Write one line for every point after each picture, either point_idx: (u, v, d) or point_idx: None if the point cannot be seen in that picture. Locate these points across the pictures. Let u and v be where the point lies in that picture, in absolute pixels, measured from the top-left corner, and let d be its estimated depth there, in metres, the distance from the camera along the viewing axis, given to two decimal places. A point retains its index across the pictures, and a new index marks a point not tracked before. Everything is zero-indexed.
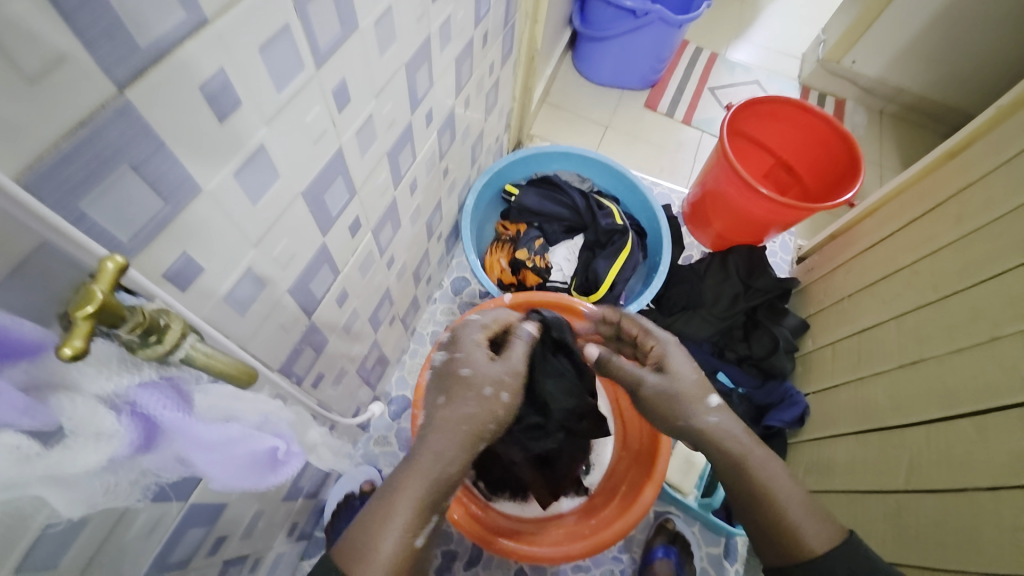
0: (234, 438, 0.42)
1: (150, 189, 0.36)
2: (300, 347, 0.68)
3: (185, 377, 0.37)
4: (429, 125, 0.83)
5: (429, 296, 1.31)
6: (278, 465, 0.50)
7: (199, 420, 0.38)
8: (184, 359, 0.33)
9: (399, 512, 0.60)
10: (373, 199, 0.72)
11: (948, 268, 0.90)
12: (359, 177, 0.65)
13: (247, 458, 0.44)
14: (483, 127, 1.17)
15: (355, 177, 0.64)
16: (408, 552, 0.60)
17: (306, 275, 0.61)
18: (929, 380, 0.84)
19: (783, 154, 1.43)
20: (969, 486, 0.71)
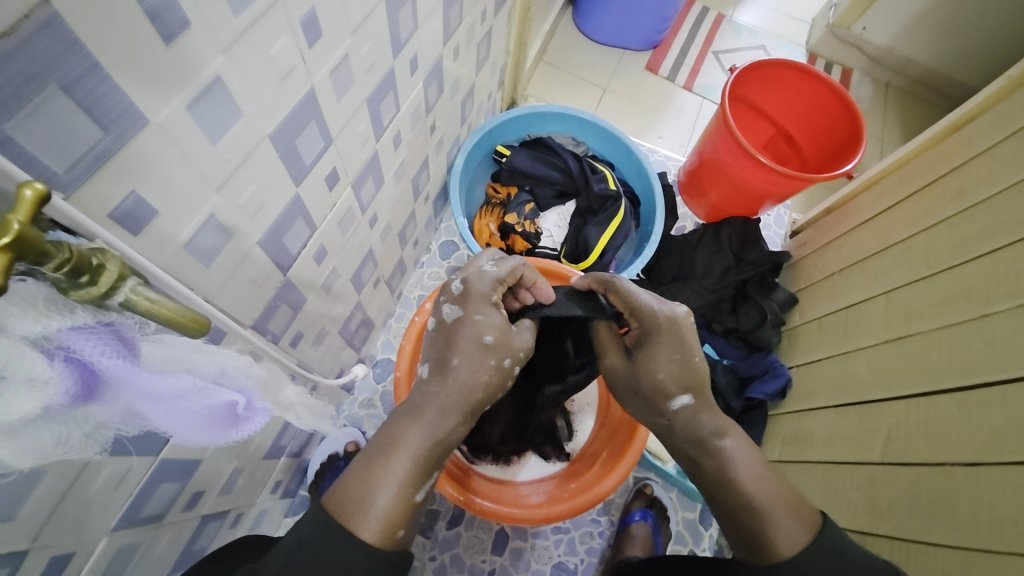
0: (188, 391, 0.40)
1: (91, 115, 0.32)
2: (276, 305, 0.66)
3: (126, 324, 0.35)
4: (415, 74, 0.78)
5: (417, 260, 1.28)
6: (240, 421, 0.49)
7: (145, 369, 0.36)
8: (125, 303, 0.32)
9: (394, 461, 0.61)
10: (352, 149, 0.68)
11: (942, 243, 0.88)
12: (336, 124, 0.61)
13: (203, 413, 0.43)
14: (474, 83, 1.12)
15: (331, 125, 0.60)
16: (407, 507, 0.59)
17: (278, 228, 0.58)
18: (913, 356, 0.83)
19: (785, 124, 1.39)
20: (945, 460, 0.71)
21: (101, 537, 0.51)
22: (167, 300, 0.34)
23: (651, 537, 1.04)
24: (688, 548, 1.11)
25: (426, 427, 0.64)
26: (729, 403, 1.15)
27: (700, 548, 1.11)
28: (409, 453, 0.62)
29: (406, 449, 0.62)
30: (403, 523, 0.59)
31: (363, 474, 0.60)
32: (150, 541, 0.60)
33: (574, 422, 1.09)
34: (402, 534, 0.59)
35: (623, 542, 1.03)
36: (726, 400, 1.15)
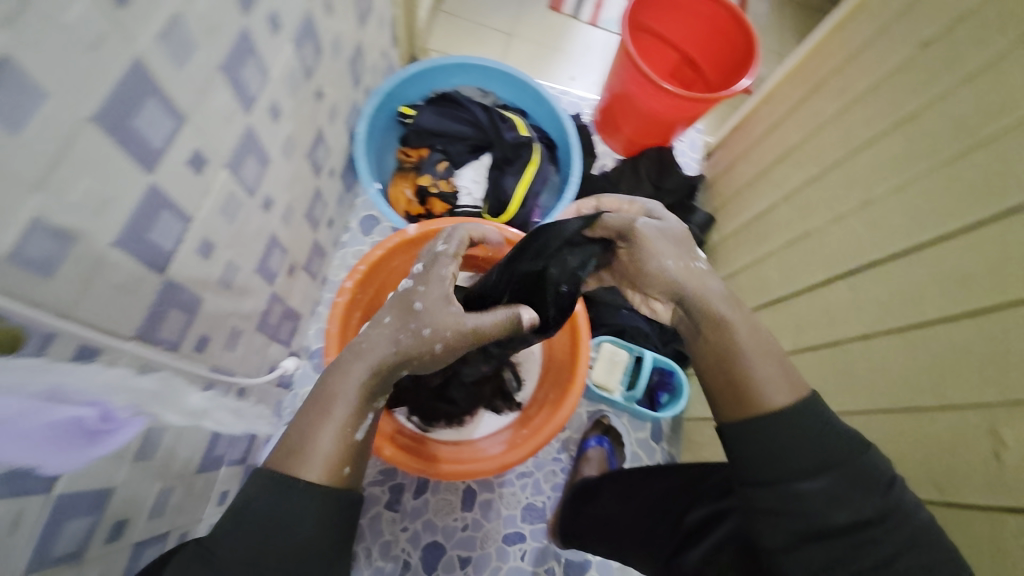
0: (16, 414, 0.41)
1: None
2: (163, 310, 0.60)
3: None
4: (280, 34, 0.71)
5: (336, 240, 1.21)
6: (100, 436, 0.51)
7: None
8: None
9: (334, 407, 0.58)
10: (217, 126, 0.61)
11: (830, 141, 0.95)
12: (186, 98, 0.54)
13: (47, 436, 0.44)
14: (361, 40, 1.03)
15: (179, 99, 0.53)
16: (351, 447, 0.58)
17: (138, 225, 0.52)
18: (815, 252, 0.91)
19: (687, 50, 1.40)
20: (849, 338, 0.79)
21: None
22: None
23: (607, 459, 1.10)
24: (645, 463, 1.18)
25: (363, 368, 0.59)
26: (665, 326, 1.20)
27: (655, 460, 1.19)
28: (347, 401, 0.58)
29: (339, 398, 0.58)
30: (349, 462, 0.57)
31: (298, 431, 0.57)
32: None
33: (519, 372, 1.10)
34: (350, 471, 0.57)
35: (580, 468, 1.09)
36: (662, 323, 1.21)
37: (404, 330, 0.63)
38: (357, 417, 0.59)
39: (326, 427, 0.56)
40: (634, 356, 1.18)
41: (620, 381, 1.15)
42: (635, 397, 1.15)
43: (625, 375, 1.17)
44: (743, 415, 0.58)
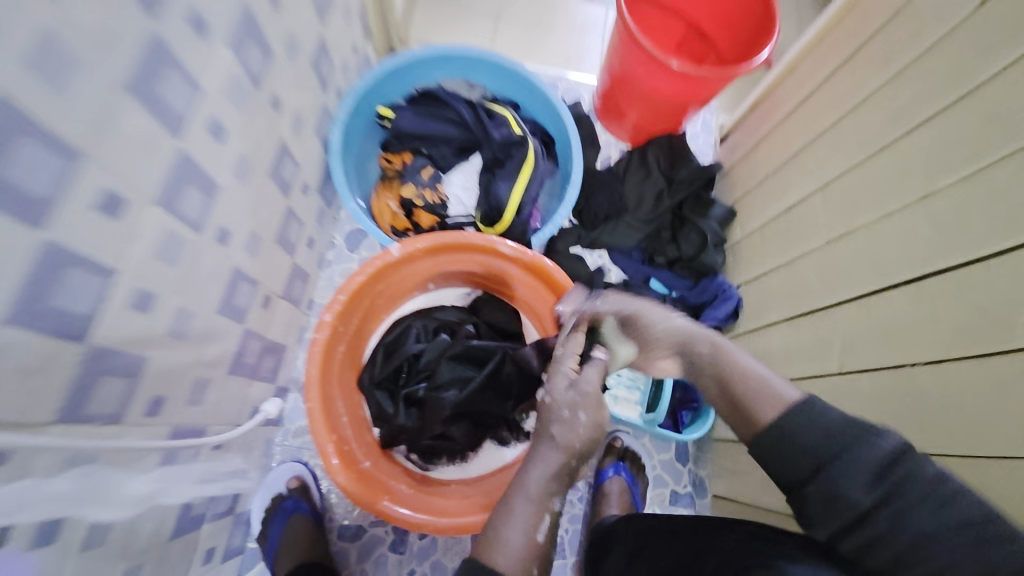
0: None
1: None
2: (91, 382, 0.51)
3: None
4: (211, 40, 0.59)
5: (320, 260, 1.11)
6: None
7: None
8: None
9: (526, 488, 0.59)
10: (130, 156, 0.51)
11: (874, 120, 0.80)
12: (83, 132, 0.44)
13: None
14: (323, 37, 0.92)
15: (74, 136, 0.43)
16: (535, 549, 0.56)
17: (33, 293, 0.43)
18: (860, 253, 0.77)
19: (694, 17, 1.23)
20: (905, 361, 0.66)
21: None
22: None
23: (628, 489, 1.00)
24: (670, 488, 1.09)
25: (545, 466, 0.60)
26: None
27: (681, 485, 1.09)
28: (532, 498, 0.59)
29: (531, 495, 0.59)
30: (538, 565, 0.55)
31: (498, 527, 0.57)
32: None
33: None
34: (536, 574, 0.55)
35: (598, 502, 0.99)
36: None
37: (551, 441, 0.62)
38: (542, 512, 0.58)
39: (515, 525, 0.56)
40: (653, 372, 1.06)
41: (639, 400, 1.07)
42: (658, 421, 1.02)
43: (644, 394, 1.07)
44: (756, 428, 0.54)
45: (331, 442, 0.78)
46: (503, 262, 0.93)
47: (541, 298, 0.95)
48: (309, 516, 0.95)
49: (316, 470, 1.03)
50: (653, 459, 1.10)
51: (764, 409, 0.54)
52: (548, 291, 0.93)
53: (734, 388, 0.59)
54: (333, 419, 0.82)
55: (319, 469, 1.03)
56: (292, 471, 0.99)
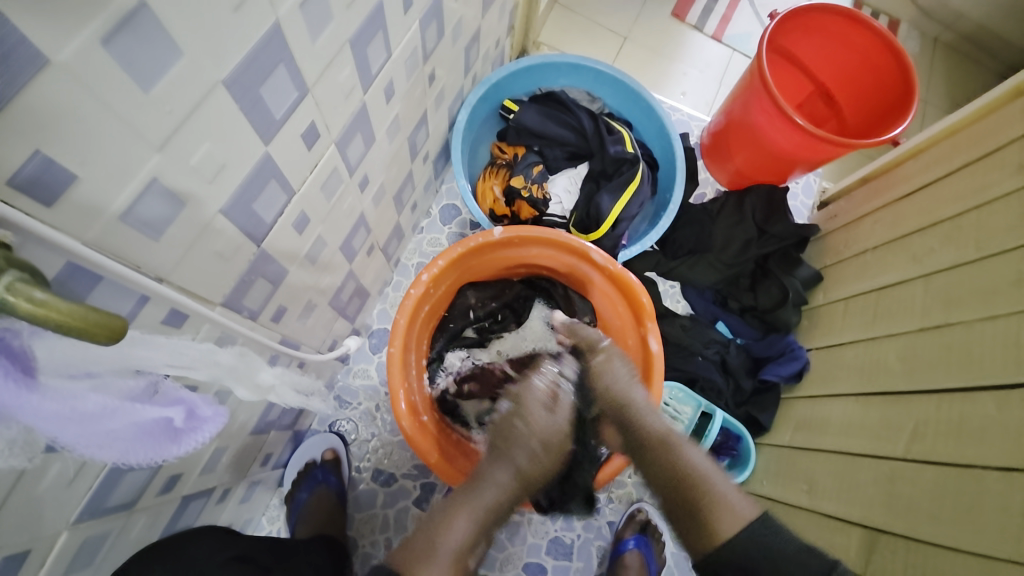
0: (100, 410, 0.36)
1: (122, 377, 0.39)
2: (251, 279, 0.58)
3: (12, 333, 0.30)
4: (409, 13, 0.68)
5: (415, 225, 1.19)
6: (182, 435, 0.44)
7: (37, 390, 0.32)
8: (4, 304, 0.27)
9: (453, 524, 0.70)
10: None
11: (998, 223, 0.80)
12: (325, 76, 0.54)
13: (130, 425, 0.39)
14: (480, 26, 1.00)
15: (318, 78, 0.53)
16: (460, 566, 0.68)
17: (246, 192, 0.50)
18: (953, 348, 0.78)
19: (826, 81, 1.22)
20: (977, 464, 0.68)
21: (61, 531, 0.46)
22: (61, 299, 0.28)
23: (645, 564, 1.02)
24: None
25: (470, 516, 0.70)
26: (740, 384, 1.12)
27: None
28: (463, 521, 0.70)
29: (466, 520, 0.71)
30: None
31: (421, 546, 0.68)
32: (122, 529, 0.56)
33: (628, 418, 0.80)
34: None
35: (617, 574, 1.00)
36: (737, 380, 1.12)
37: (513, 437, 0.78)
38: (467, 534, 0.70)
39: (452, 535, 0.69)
40: (700, 410, 1.08)
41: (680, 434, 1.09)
42: None
43: (686, 428, 1.07)
44: None
45: (401, 395, 0.85)
46: (589, 268, 0.98)
47: (617, 311, 0.99)
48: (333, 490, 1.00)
49: (364, 413, 1.09)
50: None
51: (739, 512, 0.67)
52: (625, 306, 0.97)
53: (687, 479, 0.71)
54: (406, 371, 0.89)
55: (367, 413, 1.09)
56: (330, 444, 1.04)
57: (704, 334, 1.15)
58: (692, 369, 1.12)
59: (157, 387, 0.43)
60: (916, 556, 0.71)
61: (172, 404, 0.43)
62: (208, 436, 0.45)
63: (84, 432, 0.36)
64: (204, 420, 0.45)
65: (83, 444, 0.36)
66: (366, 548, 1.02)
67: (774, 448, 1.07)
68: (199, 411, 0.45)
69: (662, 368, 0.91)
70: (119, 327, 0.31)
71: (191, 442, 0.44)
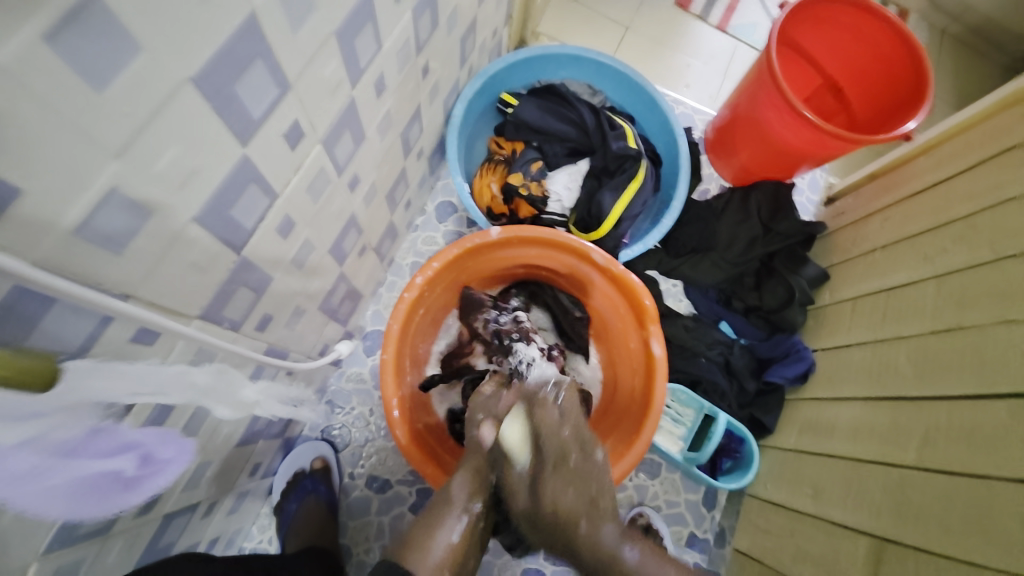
0: (52, 469, 0.36)
1: (62, 428, 0.36)
2: (232, 288, 0.55)
3: None
4: (400, 2, 0.63)
5: (409, 223, 1.15)
6: (139, 482, 0.45)
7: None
8: None
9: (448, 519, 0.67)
10: None
11: (1013, 223, 0.77)
12: (309, 73, 0.50)
13: (86, 482, 0.39)
14: (476, 15, 0.95)
15: (302, 76, 0.49)
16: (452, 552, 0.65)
17: (222, 198, 0.46)
18: (965, 352, 0.76)
19: (834, 73, 1.18)
20: (988, 473, 0.66)
21: (29, 563, 0.43)
22: None
23: None
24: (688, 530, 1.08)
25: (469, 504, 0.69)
26: (744, 387, 1.09)
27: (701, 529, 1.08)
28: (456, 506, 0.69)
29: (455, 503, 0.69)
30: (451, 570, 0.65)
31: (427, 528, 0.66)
32: (98, 554, 0.53)
33: None
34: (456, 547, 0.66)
35: None
36: (741, 382, 1.09)
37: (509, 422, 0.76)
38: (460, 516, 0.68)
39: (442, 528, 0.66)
40: (703, 412, 1.07)
41: (684, 437, 1.07)
42: (698, 461, 1.04)
43: (689, 431, 1.07)
44: None
45: (394, 400, 0.81)
46: (589, 268, 0.94)
47: (619, 312, 0.95)
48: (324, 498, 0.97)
49: (357, 418, 1.06)
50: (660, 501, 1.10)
51: None
52: (627, 308, 0.93)
53: None
54: (401, 376, 0.86)
55: (360, 418, 1.06)
56: (320, 452, 1.02)
57: (707, 335, 1.12)
58: (695, 372, 1.09)
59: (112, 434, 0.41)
60: (927, 569, 0.69)
61: (129, 453, 0.43)
62: (161, 480, 0.48)
63: (34, 493, 0.35)
64: (161, 463, 0.47)
65: (39, 505, 0.36)
66: (360, 555, 1.00)
67: (777, 453, 1.05)
68: (155, 455, 0.46)
69: (665, 373, 0.88)
70: (51, 373, 0.33)
71: (150, 484, 0.46)
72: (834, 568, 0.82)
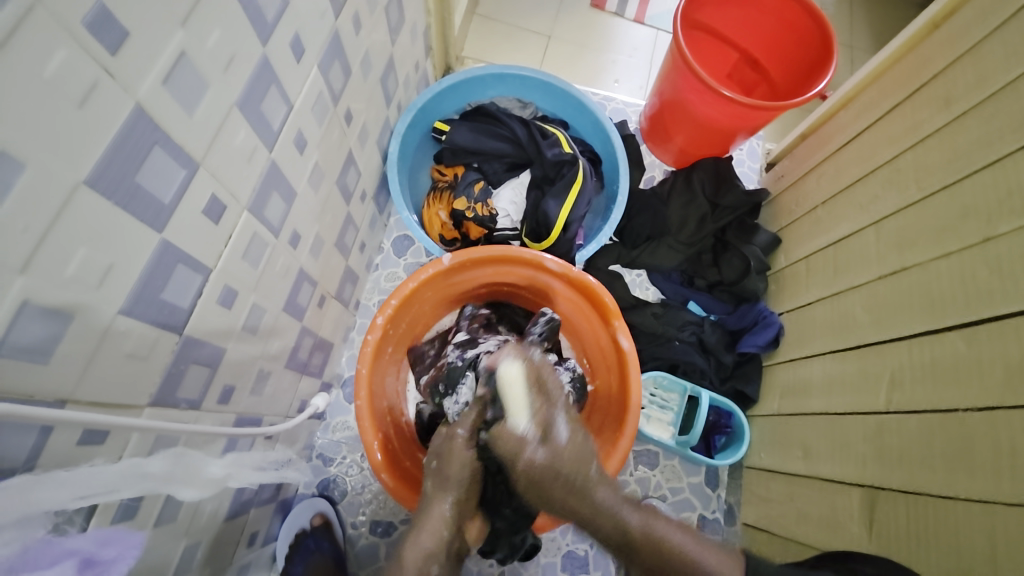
0: None
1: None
2: (182, 368, 0.55)
3: None
4: (303, 60, 0.65)
5: (369, 263, 1.16)
6: None
7: None
8: None
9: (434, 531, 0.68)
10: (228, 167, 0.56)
11: (934, 161, 0.81)
12: (217, 149, 0.52)
13: None
14: (392, 54, 0.97)
15: (210, 151, 0.51)
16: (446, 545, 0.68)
17: (148, 285, 0.47)
18: (913, 291, 0.79)
19: (747, 47, 1.23)
20: (957, 405, 0.68)
21: None
22: None
23: None
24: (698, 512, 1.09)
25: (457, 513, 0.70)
26: (721, 361, 1.11)
27: (710, 510, 1.09)
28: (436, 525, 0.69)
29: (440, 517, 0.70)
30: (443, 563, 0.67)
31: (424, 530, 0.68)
32: None
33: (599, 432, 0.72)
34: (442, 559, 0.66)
35: None
36: (718, 357, 1.11)
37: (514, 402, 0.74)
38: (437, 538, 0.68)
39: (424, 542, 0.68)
40: (686, 394, 1.09)
41: (672, 421, 1.08)
42: (690, 443, 1.06)
43: (677, 414, 1.08)
44: None
45: (374, 443, 0.81)
46: (547, 276, 0.96)
47: (585, 314, 0.97)
48: (329, 554, 0.96)
49: (350, 466, 1.05)
50: (664, 489, 1.10)
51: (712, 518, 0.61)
52: (591, 308, 0.95)
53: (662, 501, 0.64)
54: (379, 418, 0.86)
55: (353, 466, 1.05)
56: (318, 508, 1.00)
57: (677, 317, 1.14)
58: (671, 356, 1.10)
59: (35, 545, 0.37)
60: (916, 507, 0.71)
61: (64, 558, 0.38)
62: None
63: None
64: (108, 562, 0.41)
65: None
66: None
67: (765, 419, 1.06)
68: (98, 555, 0.41)
69: (638, 365, 0.89)
70: None
71: None
72: (835, 523, 0.83)
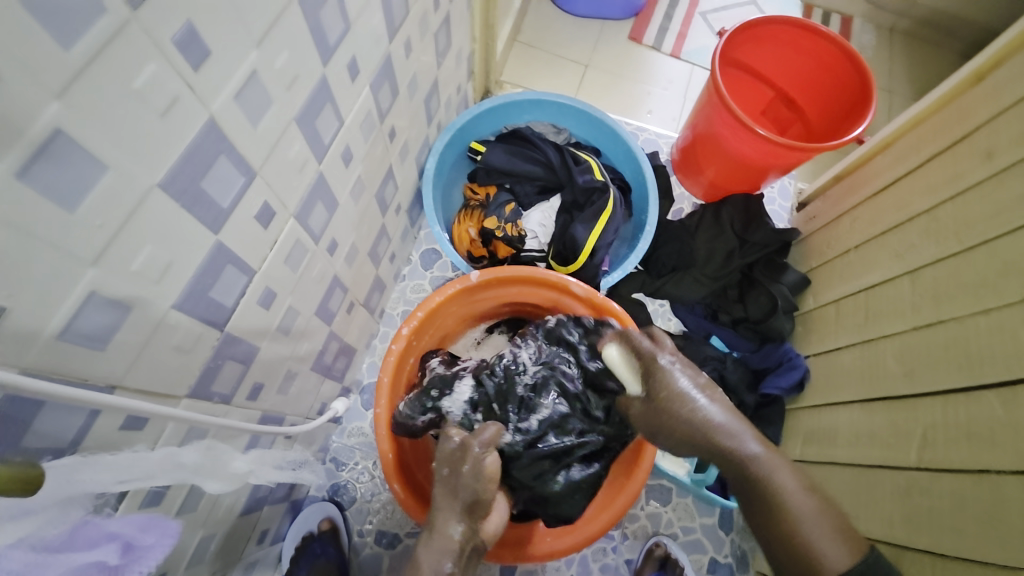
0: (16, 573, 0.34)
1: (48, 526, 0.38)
2: (218, 364, 0.57)
3: None
4: (357, 80, 0.69)
5: (396, 274, 1.19)
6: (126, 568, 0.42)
7: None
8: None
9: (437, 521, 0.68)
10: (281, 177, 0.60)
11: (974, 214, 0.79)
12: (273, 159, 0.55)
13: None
14: (438, 76, 1.02)
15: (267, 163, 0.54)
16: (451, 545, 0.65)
17: (199, 284, 0.50)
18: (948, 346, 0.77)
19: (784, 87, 1.24)
20: (990, 468, 0.65)
21: None
22: None
23: None
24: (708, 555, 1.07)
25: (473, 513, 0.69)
26: (743, 400, 1.09)
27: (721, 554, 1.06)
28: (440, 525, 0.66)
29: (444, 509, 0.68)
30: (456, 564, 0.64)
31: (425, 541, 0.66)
32: None
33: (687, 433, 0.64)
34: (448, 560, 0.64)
35: None
36: (739, 397, 1.09)
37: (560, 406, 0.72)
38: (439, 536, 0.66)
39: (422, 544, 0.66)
40: None
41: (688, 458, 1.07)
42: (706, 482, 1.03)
43: None
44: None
45: (389, 449, 0.83)
46: (571, 300, 0.96)
47: None
48: (333, 560, 0.96)
49: (360, 473, 1.06)
50: (675, 527, 1.08)
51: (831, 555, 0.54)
52: None
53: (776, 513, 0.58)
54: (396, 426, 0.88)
55: (365, 474, 1.06)
56: (326, 512, 1.00)
57: (697, 352, 1.12)
58: None
59: (84, 524, 0.41)
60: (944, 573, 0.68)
61: (107, 541, 0.41)
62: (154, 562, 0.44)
63: None
64: (146, 548, 0.44)
65: None
66: None
67: None
68: (137, 541, 0.43)
69: None
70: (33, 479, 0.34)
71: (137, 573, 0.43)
72: None
